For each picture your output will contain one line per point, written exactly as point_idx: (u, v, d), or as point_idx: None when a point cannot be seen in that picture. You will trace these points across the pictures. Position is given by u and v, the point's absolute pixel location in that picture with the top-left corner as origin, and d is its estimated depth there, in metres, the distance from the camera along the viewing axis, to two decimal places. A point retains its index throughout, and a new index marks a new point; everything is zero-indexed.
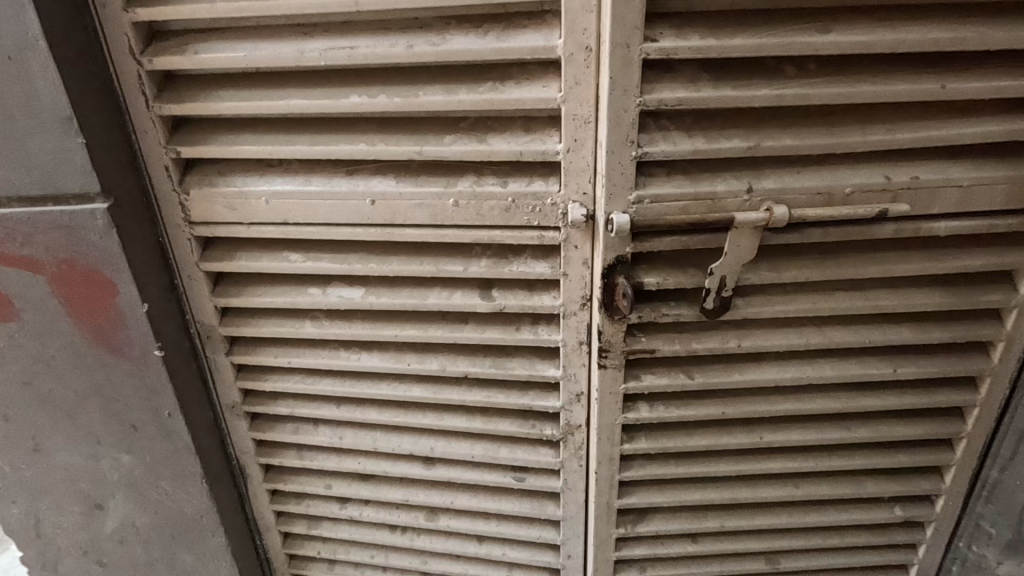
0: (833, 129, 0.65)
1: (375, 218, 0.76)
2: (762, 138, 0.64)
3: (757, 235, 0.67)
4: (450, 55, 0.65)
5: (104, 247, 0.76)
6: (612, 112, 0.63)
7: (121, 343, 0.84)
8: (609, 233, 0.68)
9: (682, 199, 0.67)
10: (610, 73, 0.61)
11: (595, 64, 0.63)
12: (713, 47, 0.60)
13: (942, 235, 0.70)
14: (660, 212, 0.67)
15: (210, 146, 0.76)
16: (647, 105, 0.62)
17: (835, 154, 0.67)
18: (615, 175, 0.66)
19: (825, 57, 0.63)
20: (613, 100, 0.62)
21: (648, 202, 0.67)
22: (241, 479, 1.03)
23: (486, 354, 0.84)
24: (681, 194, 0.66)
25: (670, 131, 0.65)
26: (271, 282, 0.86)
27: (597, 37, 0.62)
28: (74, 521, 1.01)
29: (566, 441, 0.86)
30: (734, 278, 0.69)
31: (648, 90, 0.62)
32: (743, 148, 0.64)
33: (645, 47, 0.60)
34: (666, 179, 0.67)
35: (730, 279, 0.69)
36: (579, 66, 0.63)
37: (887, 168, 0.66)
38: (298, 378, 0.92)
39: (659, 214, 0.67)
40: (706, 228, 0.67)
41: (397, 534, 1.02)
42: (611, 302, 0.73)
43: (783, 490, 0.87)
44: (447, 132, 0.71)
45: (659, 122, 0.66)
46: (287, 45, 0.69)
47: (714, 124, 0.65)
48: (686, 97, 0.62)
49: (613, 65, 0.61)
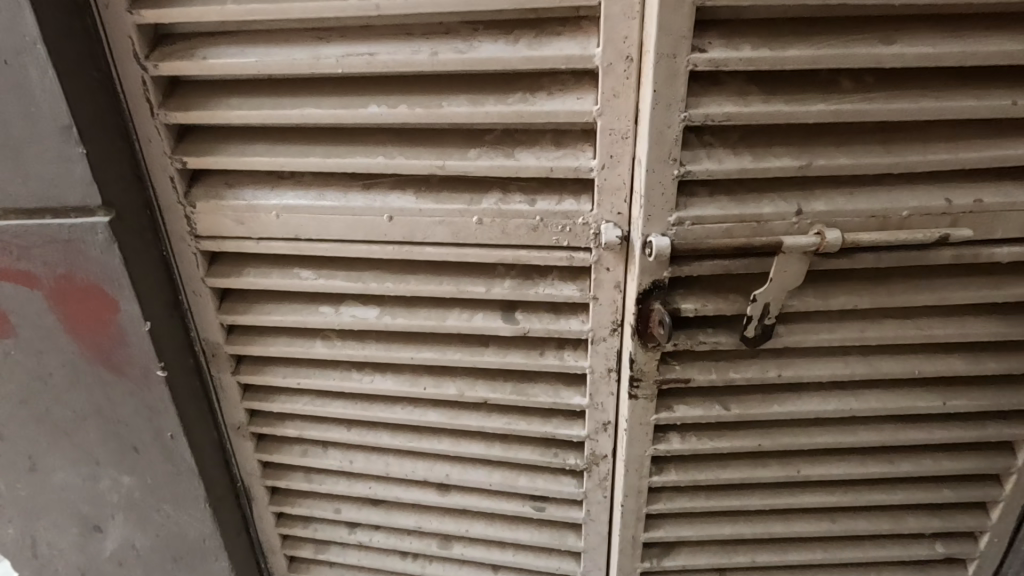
0: (892, 148, 0.60)
1: (392, 235, 0.71)
2: (814, 157, 0.60)
3: (806, 260, 0.62)
4: (478, 63, 0.61)
5: (105, 263, 0.72)
6: (653, 127, 0.58)
7: (121, 362, 0.79)
8: (645, 256, 0.63)
9: (726, 221, 0.62)
10: (653, 85, 0.56)
11: (636, 75, 0.58)
12: (766, 58, 0.55)
13: (1002, 262, 0.65)
14: (701, 234, 0.62)
15: (218, 157, 0.71)
16: (692, 120, 0.58)
17: (891, 174, 0.62)
18: (654, 194, 0.61)
19: (885, 69, 0.58)
20: (655, 115, 0.57)
21: (688, 224, 0.62)
22: (245, 501, 0.98)
23: (507, 379, 0.79)
24: (724, 215, 0.62)
25: (714, 148, 0.60)
26: (280, 299, 0.81)
27: (639, 46, 0.57)
28: (72, 542, 0.96)
29: (590, 471, 0.81)
30: (779, 305, 0.64)
31: (693, 104, 0.57)
32: (794, 167, 0.60)
33: (692, 57, 0.55)
34: (708, 200, 0.62)
35: (774, 306, 0.64)
36: (618, 77, 0.59)
37: (948, 190, 0.61)
38: (307, 400, 0.87)
39: (700, 237, 0.62)
40: (751, 252, 0.62)
41: (408, 561, 0.97)
42: (645, 329, 0.68)
43: (819, 525, 0.83)
44: (471, 145, 0.66)
45: (702, 138, 0.61)
46: (301, 50, 0.64)
47: (762, 141, 0.61)
48: (734, 112, 0.57)
49: (656, 77, 0.56)
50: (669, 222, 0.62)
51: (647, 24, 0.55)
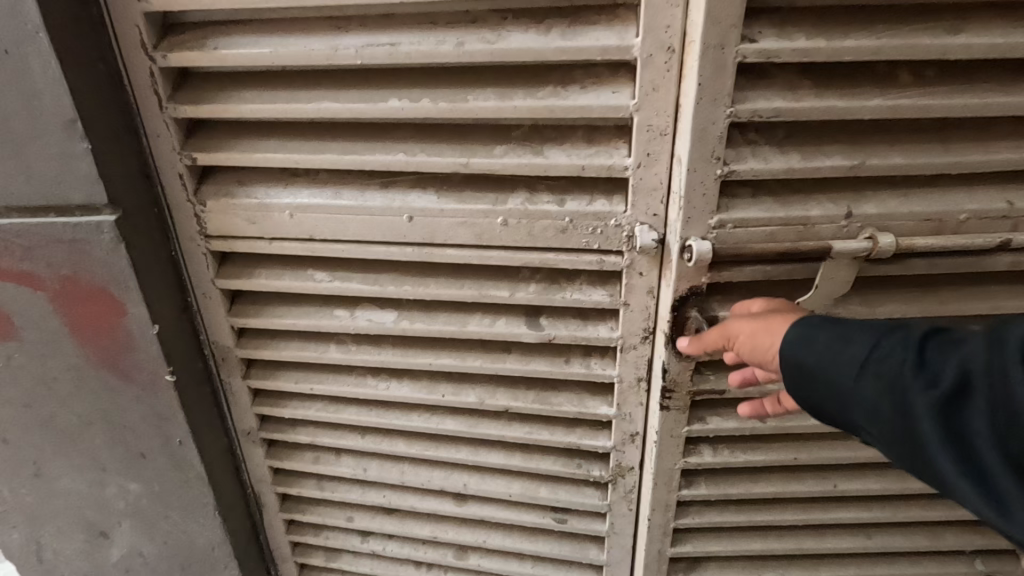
0: (951, 147, 0.56)
1: (412, 236, 0.68)
2: (867, 156, 0.56)
3: (855, 267, 0.58)
4: (508, 54, 0.57)
5: (112, 264, 0.69)
6: (696, 123, 0.54)
7: (128, 366, 0.76)
8: (683, 261, 0.60)
9: (770, 224, 0.58)
10: (697, 78, 0.52)
11: (678, 67, 0.54)
12: (820, 49, 0.51)
13: None
14: (743, 238, 0.58)
15: (230, 153, 0.67)
16: (738, 116, 0.54)
17: (948, 175, 0.58)
18: (695, 195, 0.57)
19: (947, 61, 0.54)
20: (699, 110, 0.54)
21: (729, 227, 0.58)
22: (256, 508, 0.95)
23: (529, 387, 0.76)
24: (769, 218, 0.58)
25: (759, 146, 0.57)
26: (293, 302, 0.78)
27: (681, 36, 0.53)
28: (78, 549, 0.94)
29: (615, 484, 0.78)
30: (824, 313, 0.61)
31: (740, 99, 0.53)
32: (845, 167, 0.56)
33: (741, 48, 0.51)
34: (750, 201, 0.58)
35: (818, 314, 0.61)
36: (658, 69, 0.55)
37: (1009, 192, 0.57)
38: (320, 406, 0.84)
39: (742, 241, 0.59)
40: (798, 257, 0.58)
41: (423, 571, 0.95)
42: (680, 337, 0.64)
43: (854, 541, 0.79)
44: (498, 141, 0.62)
45: (746, 135, 0.57)
46: (318, 40, 0.61)
47: (810, 139, 0.57)
48: (783, 108, 0.53)
49: (701, 70, 0.52)
50: (710, 225, 0.58)
51: (693, 11, 0.51)
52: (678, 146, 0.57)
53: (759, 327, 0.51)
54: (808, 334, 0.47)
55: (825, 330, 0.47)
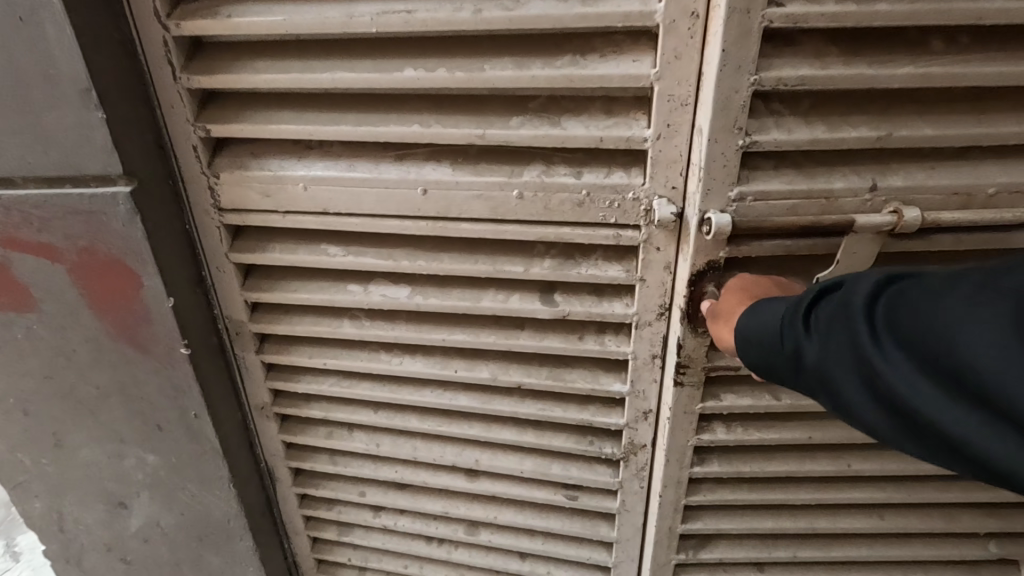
0: (983, 118, 0.54)
1: (427, 210, 0.67)
2: (895, 127, 0.54)
3: (880, 242, 0.57)
4: (527, 21, 0.56)
5: (128, 236, 0.69)
6: (720, 92, 0.53)
7: (145, 339, 0.77)
8: (703, 236, 0.59)
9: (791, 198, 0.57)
10: (722, 44, 0.51)
11: (701, 34, 0.53)
12: (852, 14, 0.49)
13: None
14: (764, 211, 0.57)
15: (243, 125, 0.67)
16: (762, 84, 0.52)
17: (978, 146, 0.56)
18: (716, 167, 0.56)
19: (983, 28, 0.52)
20: (723, 78, 0.52)
21: (750, 200, 0.57)
22: (269, 482, 0.97)
23: (542, 363, 0.75)
24: (791, 191, 0.57)
25: (783, 116, 0.55)
26: (307, 277, 0.78)
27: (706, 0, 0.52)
28: (98, 518, 0.96)
29: (627, 461, 0.78)
30: None
31: (765, 66, 0.52)
32: (872, 139, 0.54)
33: (768, 12, 0.49)
34: (773, 174, 0.57)
35: None
36: (681, 37, 0.53)
37: None
38: (333, 381, 0.84)
39: (763, 215, 0.58)
40: (822, 231, 0.57)
41: (434, 545, 0.96)
42: (696, 314, 0.64)
43: (867, 522, 0.79)
44: (514, 113, 0.61)
45: (770, 104, 0.56)
46: (334, 7, 0.60)
47: (836, 108, 0.55)
48: (810, 76, 0.52)
49: (727, 35, 0.50)
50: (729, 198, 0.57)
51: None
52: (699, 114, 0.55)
53: (724, 320, 0.55)
54: (742, 329, 0.50)
55: (748, 319, 0.50)
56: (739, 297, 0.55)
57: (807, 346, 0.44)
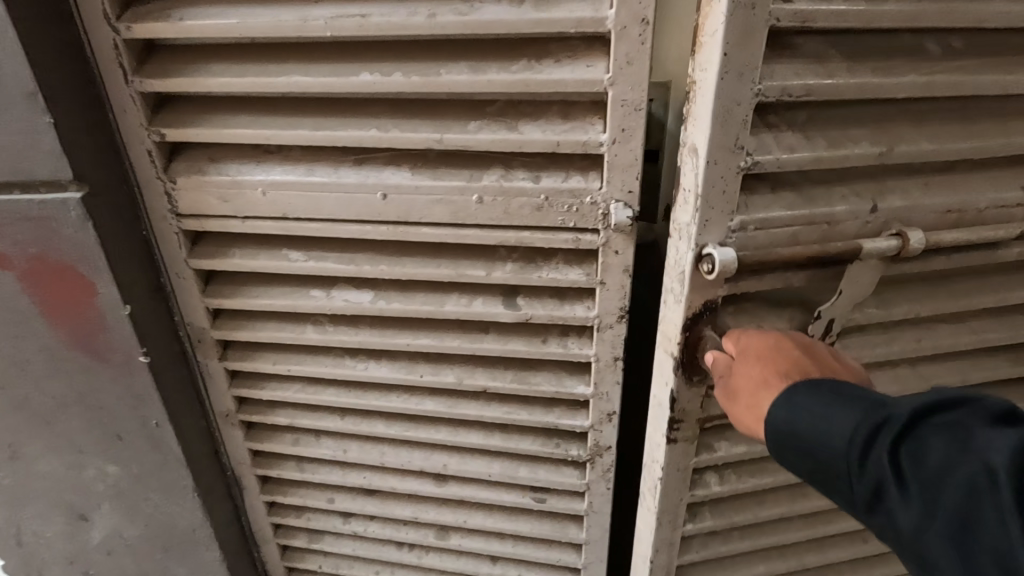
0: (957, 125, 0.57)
1: (387, 214, 0.67)
2: (894, 141, 0.56)
3: (880, 268, 0.58)
4: (481, 26, 0.56)
5: (80, 242, 0.67)
6: (721, 105, 0.51)
7: (102, 347, 0.75)
8: (704, 271, 0.56)
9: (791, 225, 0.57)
10: (724, 47, 0.49)
11: (652, 40, 0.54)
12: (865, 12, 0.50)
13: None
14: (764, 240, 0.56)
15: (199, 129, 0.66)
16: (765, 94, 0.52)
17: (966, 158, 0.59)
18: (714, 192, 0.54)
19: (921, 36, 0.54)
20: (723, 91, 0.51)
21: (752, 228, 0.56)
22: (236, 490, 0.95)
23: (508, 367, 0.75)
24: (793, 217, 0.56)
25: (786, 133, 0.55)
26: (269, 282, 0.77)
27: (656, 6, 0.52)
28: (58, 531, 0.93)
29: (593, 463, 0.78)
30: (844, 317, 0.61)
31: (768, 75, 0.51)
32: (874, 153, 0.55)
33: (775, 12, 0.49)
34: (772, 197, 0.56)
35: (837, 323, 0.61)
36: (633, 42, 0.54)
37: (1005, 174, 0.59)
38: (299, 387, 0.83)
39: (763, 243, 0.57)
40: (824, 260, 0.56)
41: (405, 551, 0.95)
42: (691, 362, 0.62)
43: (827, 517, 0.80)
44: (472, 117, 0.61)
45: (772, 125, 0.54)
46: (288, 11, 0.59)
47: (835, 123, 0.55)
48: (815, 85, 0.52)
49: (729, 37, 0.49)
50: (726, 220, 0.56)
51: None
52: (693, 133, 0.54)
53: (752, 412, 0.50)
54: (791, 427, 0.46)
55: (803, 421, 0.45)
56: (762, 373, 0.50)
57: (878, 484, 0.41)
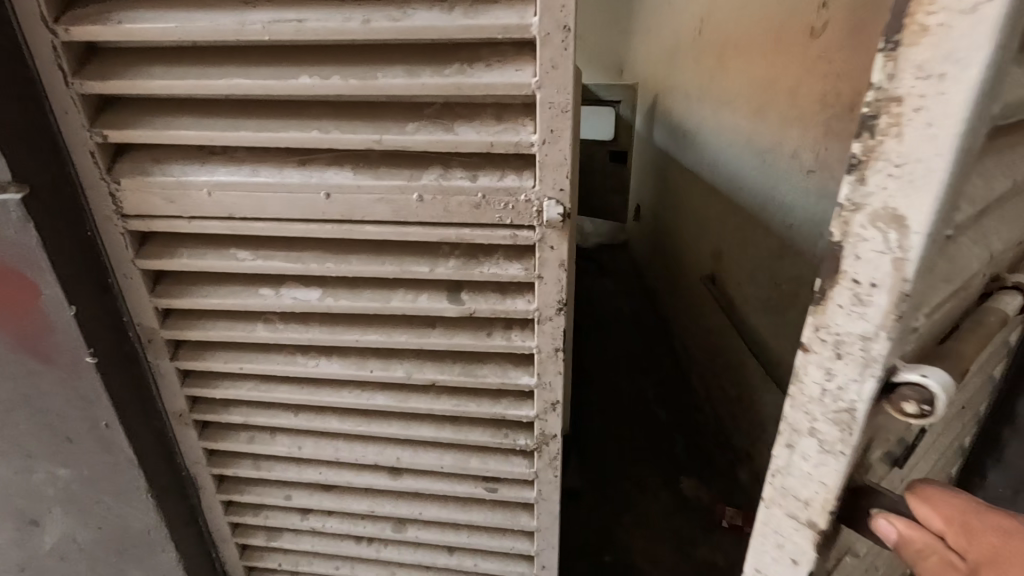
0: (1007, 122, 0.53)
1: (331, 213, 0.69)
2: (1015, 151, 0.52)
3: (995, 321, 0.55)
4: (414, 32, 0.58)
5: (21, 243, 0.67)
6: (982, 130, 0.35)
7: (48, 348, 0.75)
8: (917, 412, 0.41)
9: (947, 298, 0.48)
10: None
11: (574, 46, 0.57)
12: None
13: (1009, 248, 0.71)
14: (932, 322, 0.47)
15: (142, 130, 0.67)
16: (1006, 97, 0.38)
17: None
18: (927, 274, 0.40)
19: None
20: (987, 106, 0.34)
21: (918, 325, 0.44)
22: (192, 491, 0.95)
23: (455, 360, 0.78)
24: (954, 286, 0.48)
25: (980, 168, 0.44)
26: (218, 281, 0.78)
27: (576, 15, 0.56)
28: (8, 537, 0.93)
29: (540, 451, 0.81)
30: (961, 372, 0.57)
31: (1007, 85, 0.39)
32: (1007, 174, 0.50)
33: None
34: (953, 257, 0.46)
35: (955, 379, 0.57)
36: (556, 48, 0.57)
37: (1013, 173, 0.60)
38: (252, 385, 0.84)
39: (931, 325, 0.47)
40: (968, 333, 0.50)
41: (363, 545, 0.97)
42: (864, 516, 0.48)
43: None
44: (410, 119, 0.64)
45: (980, 163, 0.42)
46: (227, 16, 0.61)
47: (1000, 145, 0.47)
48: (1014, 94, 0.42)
49: None
50: (920, 308, 0.42)
51: (988, 5, 0.31)
52: (908, 204, 0.36)
53: None
54: None
55: None
56: None
57: None
